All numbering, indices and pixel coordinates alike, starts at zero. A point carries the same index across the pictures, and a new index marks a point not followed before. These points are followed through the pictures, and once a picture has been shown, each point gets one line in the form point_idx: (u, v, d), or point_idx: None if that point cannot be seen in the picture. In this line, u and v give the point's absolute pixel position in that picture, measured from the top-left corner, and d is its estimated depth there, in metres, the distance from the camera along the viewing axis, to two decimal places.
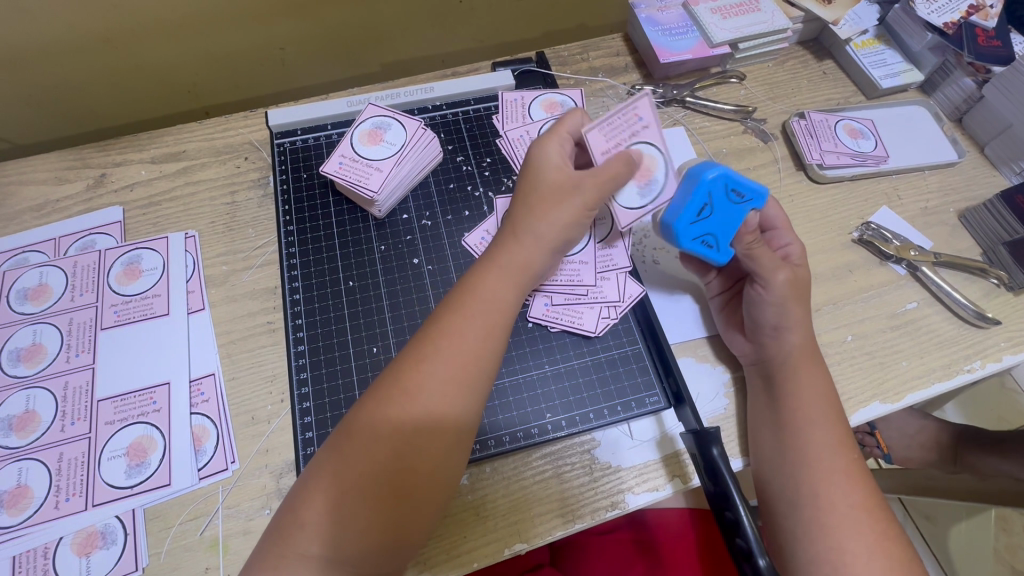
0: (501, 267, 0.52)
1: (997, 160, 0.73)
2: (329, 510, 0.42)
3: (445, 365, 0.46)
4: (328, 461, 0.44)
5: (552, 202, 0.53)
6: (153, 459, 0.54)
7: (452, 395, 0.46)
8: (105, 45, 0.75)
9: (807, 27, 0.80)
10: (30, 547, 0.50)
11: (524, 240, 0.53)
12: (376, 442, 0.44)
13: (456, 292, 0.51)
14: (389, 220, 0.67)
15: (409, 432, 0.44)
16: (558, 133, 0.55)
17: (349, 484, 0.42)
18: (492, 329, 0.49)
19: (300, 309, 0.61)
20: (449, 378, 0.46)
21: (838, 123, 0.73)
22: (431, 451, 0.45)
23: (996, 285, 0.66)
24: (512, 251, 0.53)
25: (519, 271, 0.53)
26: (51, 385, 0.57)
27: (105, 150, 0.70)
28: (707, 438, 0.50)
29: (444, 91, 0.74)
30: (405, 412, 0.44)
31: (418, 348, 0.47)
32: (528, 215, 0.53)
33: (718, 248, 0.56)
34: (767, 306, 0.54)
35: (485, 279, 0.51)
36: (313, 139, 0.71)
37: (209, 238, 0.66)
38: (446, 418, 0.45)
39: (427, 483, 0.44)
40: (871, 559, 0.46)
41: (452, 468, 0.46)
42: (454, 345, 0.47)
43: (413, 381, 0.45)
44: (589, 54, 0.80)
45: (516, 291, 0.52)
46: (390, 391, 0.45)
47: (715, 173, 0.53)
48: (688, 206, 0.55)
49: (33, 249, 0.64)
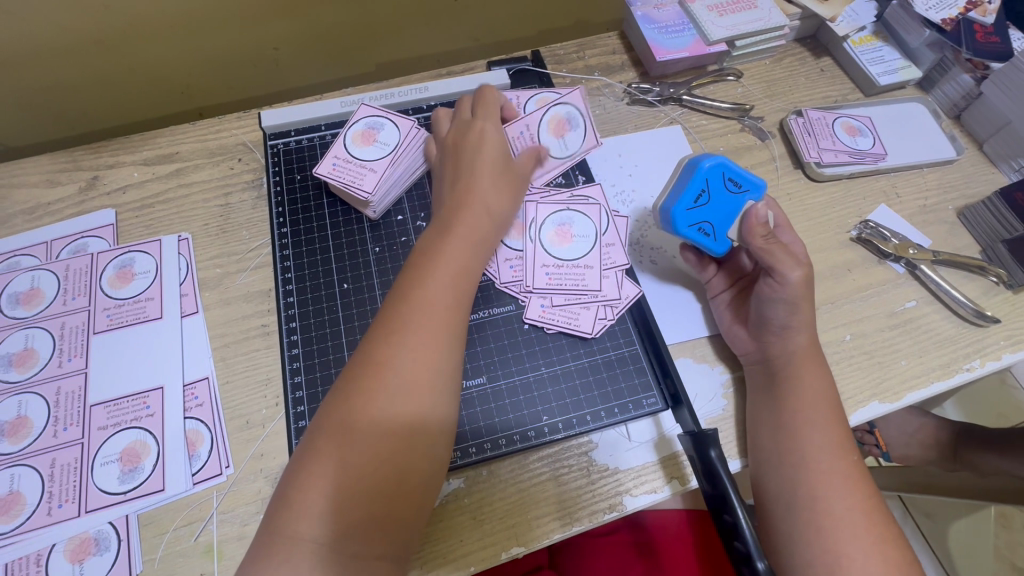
0: (461, 237, 0.54)
1: (996, 156, 0.73)
2: (322, 489, 0.42)
3: (415, 331, 0.47)
4: (320, 442, 0.44)
5: (503, 176, 0.59)
6: (147, 464, 0.53)
7: (428, 357, 0.47)
8: (95, 46, 0.74)
9: (804, 25, 0.79)
10: (22, 554, 0.50)
11: (482, 210, 0.56)
12: (362, 413, 0.44)
13: (416, 260, 0.52)
14: (384, 222, 0.66)
15: (393, 406, 0.45)
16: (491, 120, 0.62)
17: (345, 461, 0.43)
18: (459, 293, 0.51)
19: (295, 312, 0.61)
20: (421, 342, 0.47)
21: (836, 121, 0.73)
22: (416, 420, 0.45)
23: (996, 283, 0.65)
24: (470, 221, 0.55)
25: (478, 237, 0.55)
26: (43, 391, 0.56)
27: (97, 153, 0.69)
28: (705, 440, 0.50)
29: (439, 90, 0.73)
30: (384, 383, 0.45)
31: (389, 319, 0.48)
32: (470, 185, 0.57)
33: (715, 237, 0.58)
34: (780, 303, 0.53)
35: (446, 246, 0.53)
36: (308, 140, 0.71)
37: (202, 241, 0.65)
38: (427, 383, 0.46)
39: (415, 453, 0.45)
40: (869, 562, 0.46)
41: (438, 439, 0.46)
42: (422, 308, 0.48)
43: (386, 350, 0.46)
44: (586, 53, 0.80)
45: (477, 255, 0.54)
46: (367, 362, 0.46)
47: (712, 162, 0.56)
48: (687, 192, 0.57)
49: (26, 253, 0.64)
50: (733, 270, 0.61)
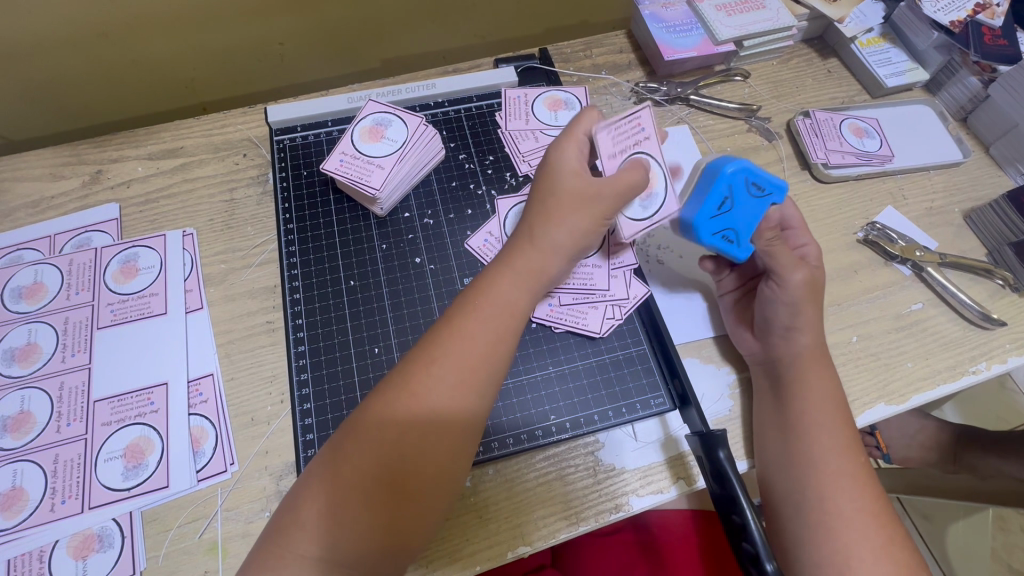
0: (516, 271, 0.51)
1: (1003, 160, 0.73)
2: (327, 509, 0.41)
3: (453, 366, 0.45)
4: (331, 462, 0.43)
5: (569, 208, 0.52)
6: (151, 460, 0.53)
7: (460, 397, 0.45)
8: (99, 39, 0.74)
9: (812, 25, 0.79)
10: (26, 550, 0.49)
11: (540, 245, 0.52)
12: (379, 439, 0.43)
13: (467, 293, 0.50)
14: (391, 219, 0.66)
15: (416, 433, 0.44)
16: (576, 138, 0.55)
17: (355, 485, 0.42)
18: (505, 328, 0.49)
19: (301, 309, 0.61)
20: (458, 379, 0.45)
21: (843, 122, 0.73)
22: (436, 453, 0.44)
23: (1002, 286, 0.66)
24: (528, 256, 0.52)
25: (533, 275, 0.51)
26: (46, 385, 0.56)
27: (101, 146, 0.69)
28: (714, 440, 0.50)
29: (446, 87, 0.73)
30: (412, 411, 0.44)
31: (427, 348, 0.47)
32: (544, 220, 0.52)
33: (740, 244, 0.54)
34: (780, 304, 0.54)
35: (498, 281, 0.50)
36: (314, 136, 0.70)
37: (207, 237, 0.65)
38: (455, 419, 0.45)
39: (429, 487, 0.44)
40: (878, 563, 0.46)
41: (457, 472, 0.45)
42: (464, 346, 0.46)
43: (421, 382, 0.45)
44: (593, 51, 0.79)
45: (527, 294, 0.51)
46: (397, 389, 0.45)
47: (736, 167, 0.53)
48: (709, 198, 0.54)
49: (28, 247, 0.63)
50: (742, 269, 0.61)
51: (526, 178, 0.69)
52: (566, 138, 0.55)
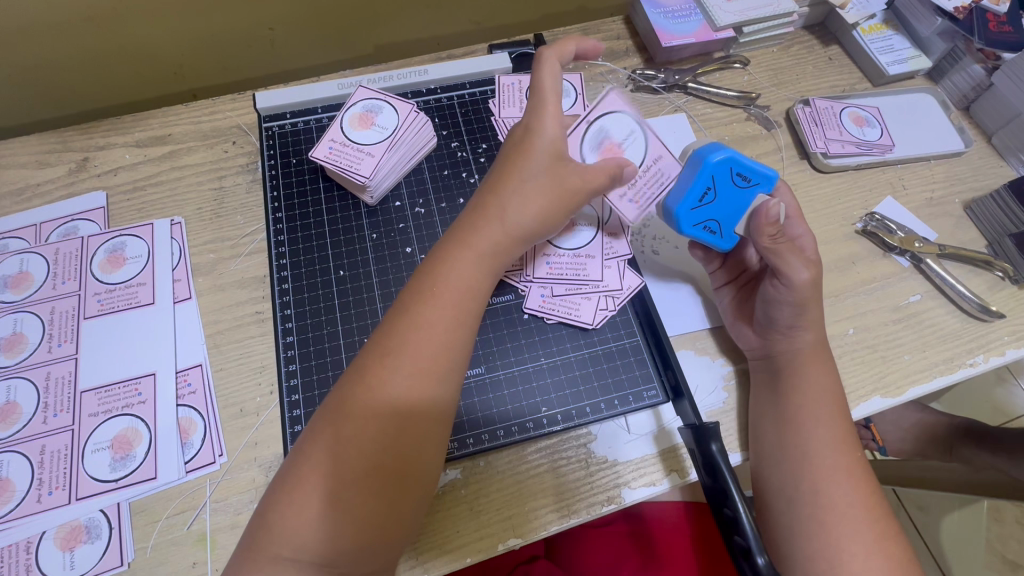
0: (477, 252, 0.50)
1: (1005, 150, 0.72)
2: (302, 511, 0.41)
3: (411, 357, 0.45)
4: (301, 461, 0.42)
5: (541, 190, 0.51)
6: (138, 451, 0.52)
7: (422, 385, 0.45)
8: (85, 23, 0.72)
9: (813, 12, 0.78)
10: (12, 542, 0.49)
11: (506, 223, 0.50)
12: (345, 438, 0.42)
13: (422, 277, 0.49)
14: (382, 208, 0.65)
15: (382, 427, 0.43)
16: (553, 104, 0.53)
17: (327, 487, 0.41)
18: (463, 311, 0.48)
19: (290, 299, 0.60)
20: (417, 369, 0.45)
21: (844, 111, 0.72)
22: (407, 444, 0.44)
23: (1002, 278, 0.65)
24: (491, 234, 0.50)
25: (495, 255, 0.50)
26: (32, 376, 0.55)
27: (87, 133, 0.68)
28: (706, 433, 0.49)
29: (439, 74, 0.72)
30: (376, 405, 0.43)
31: (385, 340, 0.46)
32: (515, 198, 0.51)
33: (722, 234, 0.56)
34: (786, 305, 0.52)
35: (456, 262, 0.49)
36: (304, 123, 0.69)
37: (196, 226, 0.64)
38: (421, 410, 0.44)
39: (405, 479, 0.43)
40: (870, 558, 0.46)
41: (431, 461, 0.45)
42: (421, 334, 0.46)
43: (380, 375, 0.44)
44: (589, 38, 0.78)
45: (488, 280, 0.50)
46: (357, 384, 0.44)
47: (721, 157, 0.52)
48: (692, 190, 0.54)
49: (13, 235, 0.62)
50: (736, 265, 0.59)
51: None
52: (541, 101, 0.53)
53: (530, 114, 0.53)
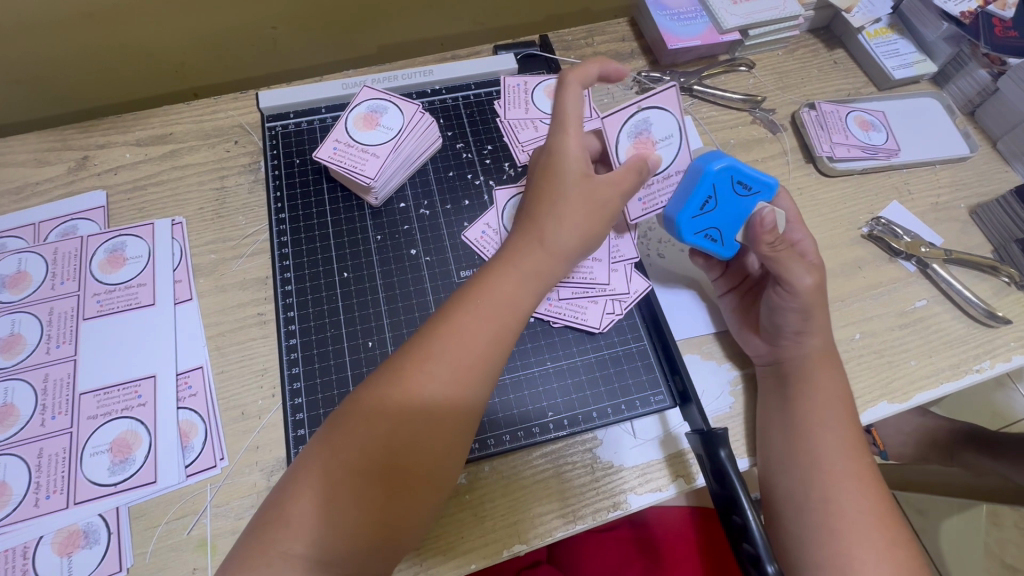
0: (521, 271, 0.50)
1: (1010, 155, 0.72)
2: (316, 505, 0.40)
3: (449, 363, 0.44)
4: (320, 453, 0.41)
5: (577, 209, 0.51)
6: (138, 455, 0.52)
7: (456, 394, 0.44)
8: (85, 20, 0.71)
9: (818, 15, 0.78)
10: (8, 546, 0.48)
11: (547, 245, 0.51)
12: (370, 432, 0.42)
13: (468, 287, 0.49)
14: (386, 209, 0.64)
15: (408, 428, 0.42)
16: (575, 127, 0.52)
17: (344, 481, 0.40)
18: (503, 326, 0.48)
19: (292, 301, 0.59)
20: (453, 377, 0.44)
21: (850, 115, 0.71)
22: (430, 450, 0.43)
23: (1008, 283, 0.64)
24: (532, 257, 0.50)
25: (538, 277, 0.50)
26: (29, 377, 0.54)
27: (86, 131, 0.67)
28: (715, 440, 0.49)
29: (444, 74, 0.71)
30: (405, 406, 0.43)
31: (422, 343, 0.45)
32: (552, 221, 0.51)
33: (723, 242, 0.56)
34: (791, 311, 0.52)
35: (498, 278, 0.49)
36: (307, 123, 0.68)
37: (197, 226, 0.63)
38: (450, 417, 0.44)
39: (419, 484, 0.42)
40: (880, 565, 0.45)
41: (450, 471, 0.44)
42: (459, 344, 0.45)
43: (416, 378, 0.43)
44: (594, 39, 0.78)
45: (531, 295, 0.50)
46: (391, 384, 0.43)
47: (722, 165, 0.52)
48: (692, 198, 0.54)
49: (11, 234, 0.61)
50: (738, 273, 0.59)
51: (525, 169, 0.67)
52: (561, 126, 0.52)
53: (550, 136, 0.53)
